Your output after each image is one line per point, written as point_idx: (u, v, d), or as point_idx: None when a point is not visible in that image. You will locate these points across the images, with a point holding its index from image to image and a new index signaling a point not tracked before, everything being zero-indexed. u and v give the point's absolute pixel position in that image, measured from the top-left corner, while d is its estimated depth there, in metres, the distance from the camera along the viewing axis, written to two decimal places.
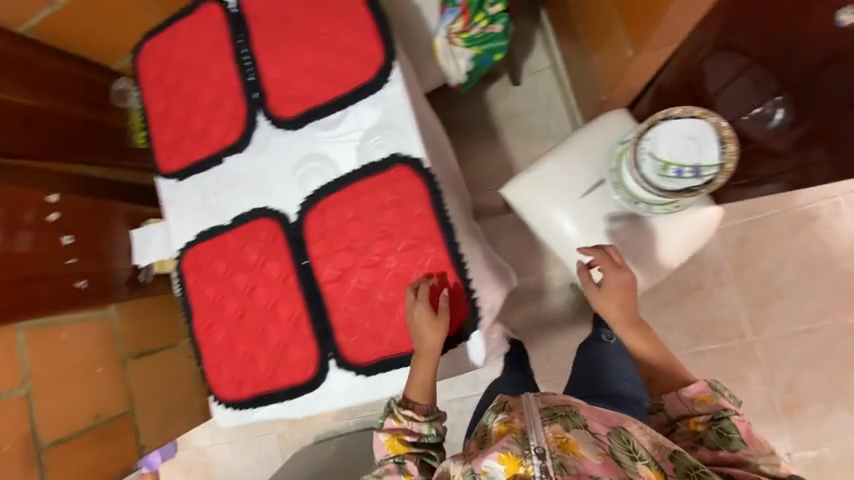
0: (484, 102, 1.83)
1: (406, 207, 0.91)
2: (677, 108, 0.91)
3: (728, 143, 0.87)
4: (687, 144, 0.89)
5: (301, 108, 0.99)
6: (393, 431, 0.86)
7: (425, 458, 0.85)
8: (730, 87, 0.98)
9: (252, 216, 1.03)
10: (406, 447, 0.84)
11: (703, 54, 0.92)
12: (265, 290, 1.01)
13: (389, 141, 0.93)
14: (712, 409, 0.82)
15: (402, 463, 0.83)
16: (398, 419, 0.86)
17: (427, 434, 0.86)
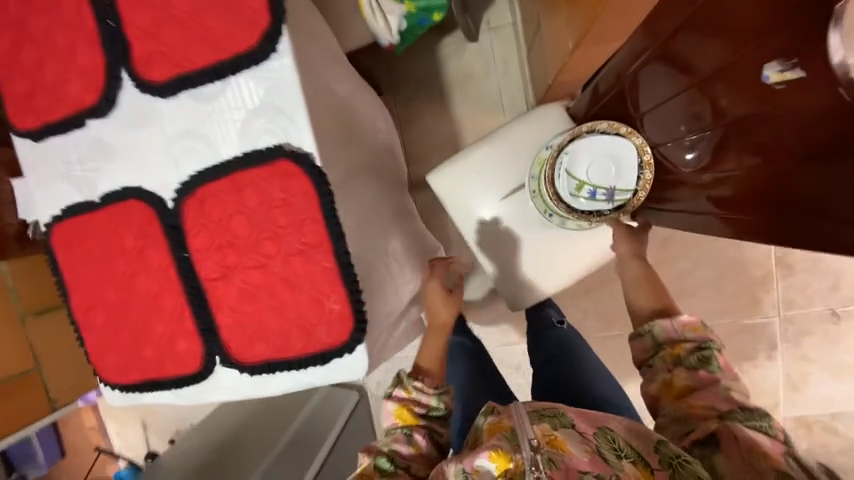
0: (435, 58, 1.62)
1: (294, 207, 0.81)
2: (602, 123, 0.87)
3: (645, 169, 0.85)
4: (604, 164, 0.87)
5: (168, 72, 0.82)
6: (403, 402, 0.90)
7: (432, 432, 0.88)
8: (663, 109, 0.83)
9: (125, 195, 0.90)
10: (415, 420, 0.88)
11: (636, 66, 0.83)
12: (145, 278, 0.93)
13: (276, 127, 0.79)
14: (700, 338, 0.80)
15: (410, 434, 0.85)
16: (408, 389, 0.91)
17: (434, 407, 0.90)
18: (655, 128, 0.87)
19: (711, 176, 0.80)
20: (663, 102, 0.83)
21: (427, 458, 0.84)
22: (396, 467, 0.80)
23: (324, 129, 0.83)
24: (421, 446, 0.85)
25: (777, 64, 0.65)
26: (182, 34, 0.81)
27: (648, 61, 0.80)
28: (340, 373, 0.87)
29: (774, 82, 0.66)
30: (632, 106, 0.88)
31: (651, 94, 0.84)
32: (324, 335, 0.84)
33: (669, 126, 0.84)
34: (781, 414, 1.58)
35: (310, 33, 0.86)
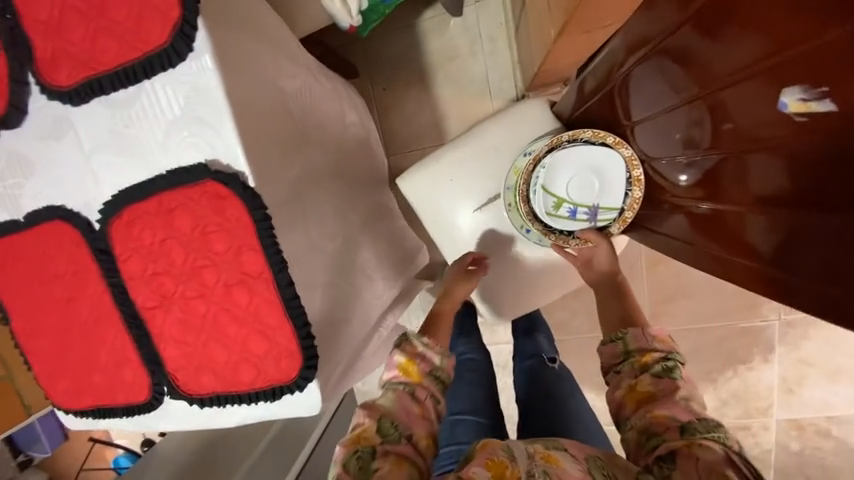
0: (414, 34, 1.42)
1: (228, 233, 0.71)
2: (585, 131, 0.81)
3: (633, 186, 0.80)
4: (587, 180, 0.83)
5: (75, 74, 0.69)
6: (410, 355, 0.81)
7: (432, 396, 0.80)
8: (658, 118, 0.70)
9: (49, 214, 0.81)
10: (419, 378, 0.80)
11: (630, 63, 0.70)
12: (83, 303, 0.85)
13: (200, 140, 0.68)
14: (668, 348, 0.76)
15: (414, 392, 0.78)
16: (414, 345, 0.82)
17: (441, 367, 0.83)
18: (650, 139, 0.75)
19: (708, 206, 0.68)
20: (661, 111, 0.69)
21: (429, 426, 0.77)
22: (398, 434, 0.72)
23: (260, 141, 0.72)
24: (427, 409, 0.78)
25: (800, 90, 0.48)
26: (84, 27, 0.67)
27: (647, 58, 0.67)
28: (293, 409, 0.79)
29: (794, 113, 0.50)
30: (622, 112, 0.78)
31: (648, 99, 0.71)
32: (271, 369, 0.77)
33: (667, 139, 0.71)
34: (773, 416, 1.54)
35: (243, 23, 0.73)
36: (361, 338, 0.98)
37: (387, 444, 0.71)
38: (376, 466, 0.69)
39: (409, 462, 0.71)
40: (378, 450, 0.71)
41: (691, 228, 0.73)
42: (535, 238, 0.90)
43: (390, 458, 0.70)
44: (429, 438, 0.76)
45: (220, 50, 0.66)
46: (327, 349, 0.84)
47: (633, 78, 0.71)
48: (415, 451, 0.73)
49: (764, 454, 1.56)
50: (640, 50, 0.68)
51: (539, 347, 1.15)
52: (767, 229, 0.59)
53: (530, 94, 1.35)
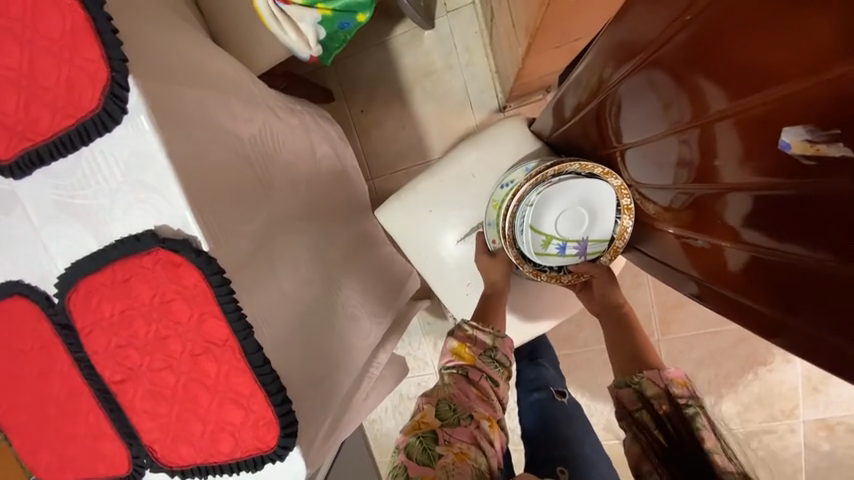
0: (387, 52, 1.37)
1: (188, 300, 0.66)
2: (569, 163, 0.74)
3: (623, 215, 0.76)
4: (576, 215, 0.77)
5: (13, 145, 0.64)
6: (461, 340, 0.82)
7: (488, 377, 0.79)
8: (647, 144, 0.64)
9: (9, 290, 0.77)
10: (473, 360, 0.80)
11: (617, 78, 0.62)
12: (52, 378, 0.81)
13: (148, 206, 0.64)
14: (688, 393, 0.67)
15: (468, 375, 0.78)
16: (464, 329, 0.82)
17: (490, 346, 0.81)
18: (640, 166, 0.69)
19: (705, 240, 0.63)
20: (649, 136, 0.63)
21: (489, 407, 0.76)
22: (459, 416, 0.72)
23: (214, 202, 0.67)
24: (485, 391, 0.78)
25: (805, 130, 0.43)
26: (14, 96, 0.63)
27: (633, 75, 0.59)
28: (276, 476, 0.75)
29: (799, 155, 0.44)
30: (612, 134, 0.70)
31: (634, 122, 0.64)
32: (246, 439, 0.72)
33: (659, 165, 0.65)
34: (800, 417, 1.45)
35: (184, 75, 0.69)
36: (348, 384, 0.93)
37: (448, 428, 0.70)
38: (441, 452, 0.67)
39: (475, 446, 0.69)
40: (440, 435, 0.69)
41: (685, 259, 0.68)
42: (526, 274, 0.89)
43: (454, 444, 0.68)
44: (491, 420, 0.74)
45: (157, 109, 0.61)
46: (307, 408, 0.78)
47: (618, 93, 0.63)
48: (479, 433, 0.71)
49: (795, 458, 1.47)
50: (630, 61, 0.59)
51: (545, 377, 1.09)
52: (769, 269, 0.54)
53: (512, 104, 1.28)
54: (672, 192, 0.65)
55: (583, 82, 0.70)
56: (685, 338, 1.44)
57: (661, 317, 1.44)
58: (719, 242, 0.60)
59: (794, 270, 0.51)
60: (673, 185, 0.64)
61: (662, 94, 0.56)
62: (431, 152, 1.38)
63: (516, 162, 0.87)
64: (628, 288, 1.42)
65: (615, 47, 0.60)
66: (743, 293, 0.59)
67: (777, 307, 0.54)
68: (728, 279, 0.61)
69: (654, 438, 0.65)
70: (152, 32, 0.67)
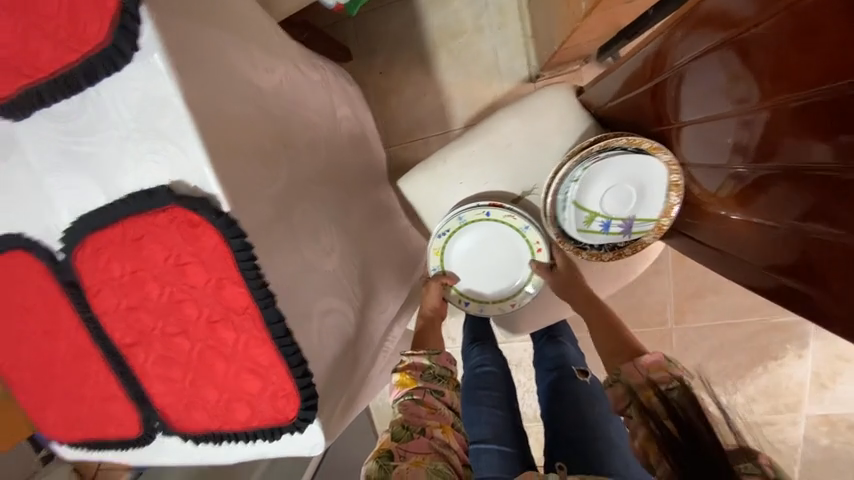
0: (413, 9, 1.26)
1: (205, 265, 0.62)
2: (616, 138, 0.69)
3: (670, 192, 0.72)
4: (623, 191, 0.74)
5: (11, 82, 0.58)
6: (402, 368, 0.78)
7: (433, 392, 0.76)
8: (707, 126, 0.60)
9: (9, 243, 0.72)
10: (415, 383, 0.75)
11: (704, 47, 0.54)
12: (59, 337, 0.77)
13: (162, 160, 0.58)
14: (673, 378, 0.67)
15: (413, 398, 0.74)
16: (402, 360, 0.79)
17: (433, 366, 0.79)
18: (695, 147, 0.65)
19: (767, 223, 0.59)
20: (728, 112, 0.55)
21: (444, 419, 0.73)
22: (411, 432, 0.69)
23: (234, 159, 0.61)
24: (433, 405, 0.74)
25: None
26: (8, 25, 0.55)
27: (709, 54, 0.54)
28: (292, 448, 0.73)
29: None
30: (669, 110, 0.65)
31: (707, 96, 0.57)
32: (263, 410, 0.69)
33: (716, 147, 0.61)
34: (803, 411, 1.47)
35: (201, 10, 0.61)
36: (365, 359, 0.90)
37: (403, 445, 0.67)
38: (396, 465, 0.65)
39: (431, 454, 0.67)
40: (396, 453, 0.66)
41: (748, 246, 0.64)
42: (476, 308, 0.90)
43: (410, 456, 0.66)
44: (444, 426, 0.72)
45: (172, 47, 0.54)
46: (329, 380, 0.76)
47: (707, 57, 0.54)
48: (435, 445, 0.69)
49: (792, 450, 1.50)
50: (730, 16, 0.50)
51: (565, 355, 1.01)
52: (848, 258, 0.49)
53: (545, 73, 1.20)
54: (724, 175, 0.63)
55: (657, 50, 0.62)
56: (696, 329, 1.45)
57: (678, 306, 1.43)
58: (789, 226, 0.56)
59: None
60: (726, 166, 0.62)
61: (759, 63, 0.49)
62: (455, 121, 1.31)
63: (537, 157, 0.81)
64: (648, 275, 1.42)
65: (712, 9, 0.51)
66: (818, 283, 0.54)
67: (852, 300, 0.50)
68: (797, 269, 0.57)
69: (663, 425, 0.63)
70: None
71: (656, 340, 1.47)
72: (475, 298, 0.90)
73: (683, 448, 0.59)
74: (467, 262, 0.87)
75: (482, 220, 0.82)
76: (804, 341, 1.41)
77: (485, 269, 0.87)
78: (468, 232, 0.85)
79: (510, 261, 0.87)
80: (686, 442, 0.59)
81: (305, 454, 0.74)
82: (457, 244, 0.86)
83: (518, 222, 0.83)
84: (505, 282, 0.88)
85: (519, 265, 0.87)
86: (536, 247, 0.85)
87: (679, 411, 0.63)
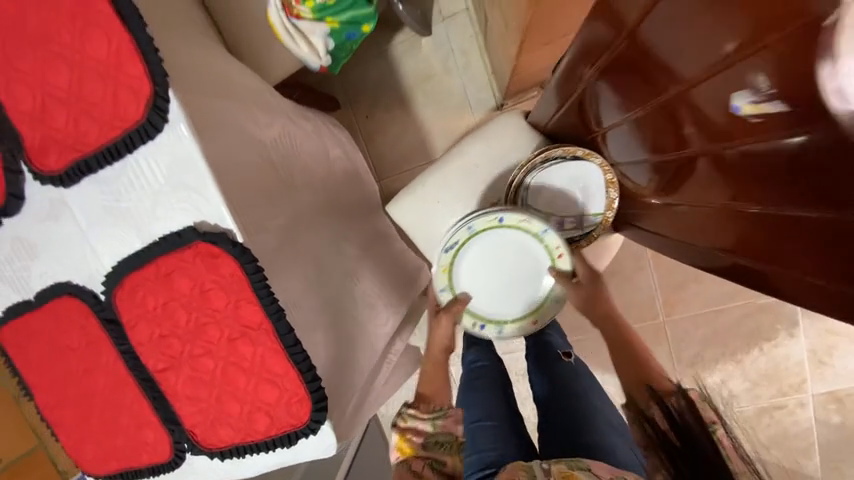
0: (388, 60, 1.45)
1: (225, 290, 0.73)
2: (554, 149, 0.83)
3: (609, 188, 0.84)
4: (569, 194, 0.88)
5: (64, 157, 0.72)
6: (402, 432, 0.82)
7: (433, 462, 0.78)
8: (624, 127, 0.73)
9: (57, 291, 0.84)
10: (414, 451, 0.79)
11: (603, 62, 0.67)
12: (98, 372, 0.87)
13: (187, 207, 0.72)
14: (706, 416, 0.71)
15: (411, 467, 0.77)
16: (404, 419, 0.83)
17: (433, 433, 0.81)
18: (617, 143, 0.78)
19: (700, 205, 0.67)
20: (634, 112, 0.68)
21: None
22: None
23: (244, 198, 0.74)
24: (431, 478, 0.77)
25: (751, 92, 0.49)
26: (64, 113, 0.70)
27: (607, 67, 0.67)
28: (310, 450, 0.81)
29: (747, 114, 0.50)
30: (592, 116, 0.78)
31: (617, 102, 0.70)
32: (281, 417, 0.78)
33: (634, 143, 0.73)
34: (808, 392, 1.49)
35: (211, 86, 0.76)
36: (368, 368, 0.99)
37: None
38: None
39: None
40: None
41: (678, 227, 0.75)
42: (489, 324, 0.93)
43: None
44: None
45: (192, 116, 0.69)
46: (334, 385, 0.85)
47: (611, 74, 0.67)
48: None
49: (806, 433, 1.51)
50: (612, 38, 0.62)
51: (550, 342, 1.16)
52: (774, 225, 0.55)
53: (509, 101, 1.36)
54: (651, 165, 0.72)
55: (567, 73, 0.76)
56: (687, 319, 1.51)
57: (665, 298, 1.50)
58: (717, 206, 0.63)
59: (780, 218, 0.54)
60: (649, 157, 0.72)
61: (650, 76, 0.61)
62: (435, 151, 1.46)
63: (502, 173, 0.94)
64: (632, 271, 1.51)
65: (596, 37, 0.65)
66: (737, 251, 0.64)
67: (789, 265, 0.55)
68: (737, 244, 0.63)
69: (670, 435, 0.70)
70: (180, 50, 0.74)
71: (651, 334, 1.53)
72: (491, 314, 0.93)
73: (681, 451, 0.68)
74: (479, 277, 0.91)
75: (494, 226, 0.87)
76: (793, 321, 1.47)
77: (497, 282, 0.92)
78: (481, 242, 0.89)
79: (522, 270, 0.91)
80: (684, 446, 0.68)
81: (322, 456, 0.83)
82: (468, 256, 0.90)
83: (536, 227, 0.87)
84: (517, 293, 0.92)
85: (536, 275, 0.91)
86: (558, 252, 0.88)
87: (676, 416, 0.71)
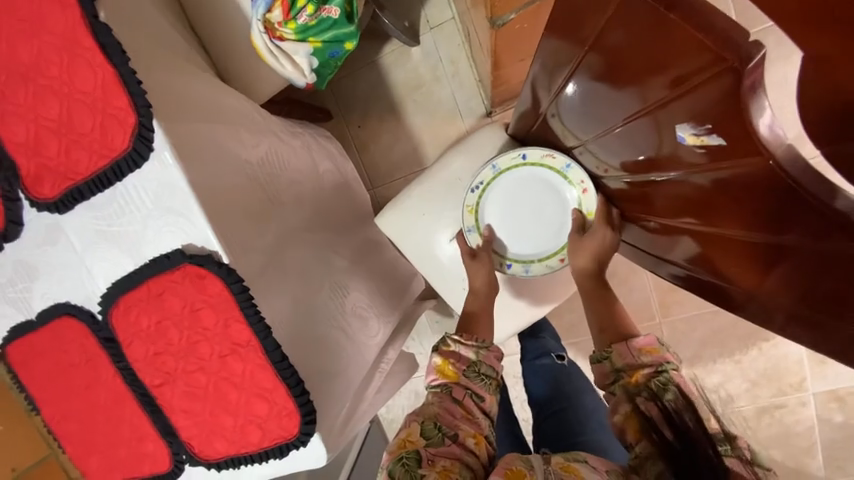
0: (378, 70, 1.46)
1: (214, 309, 0.76)
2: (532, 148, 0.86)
3: (577, 191, 0.86)
4: (545, 186, 0.88)
5: (57, 185, 0.75)
6: (445, 356, 0.80)
7: (472, 394, 0.77)
8: (597, 142, 0.74)
9: (58, 311, 0.87)
10: (457, 377, 0.78)
11: (562, 80, 0.67)
12: (98, 388, 0.90)
13: (176, 230, 0.74)
14: (657, 362, 0.73)
15: (453, 393, 0.76)
16: (447, 344, 0.82)
17: (476, 362, 0.81)
18: (592, 155, 0.79)
19: (689, 225, 0.67)
20: (602, 129, 0.69)
21: (477, 426, 0.74)
22: (443, 434, 0.69)
23: (230, 220, 0.77)
24: (470, 410, 0.75)
25: (690, 126, 0.55)
26: (56, 143, 0.73)
27: (564, 85, 0.67)
28: (302, 460, 0.85)
29: (692, 145, 0.57)
30: (564, 132, 0.80)
31: (584, 118, 0.70)
32: (271, 430, 0.80)
33: (610, 158, 0.74)
34: (809, 390, 1.44)
35: (196, 112, 0.79)
36: (360, 379, 1.01)
37: (432, 448, 0.67)
38: (423, 472, 0.64)
39: (459, 462, 0.67)
40: (424, 456, 0.66)
41: (655, 245, 0.79)
42: (518, 269, 0.92)
43: (437, 464, 0.66)
44: (477, 437, 0.72)
45: (178, 144, 0.72)
46: (324, 399, 0.87)
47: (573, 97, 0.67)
48: (463, 452, 0.69)
49: (808, 432, 1.45)
50: (569, 60, 0.63)
51: (546, 346, 1.17)
52: (784, 256, 0.56)
53: (497, 109, 1.37)
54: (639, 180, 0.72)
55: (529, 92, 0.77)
56: (686, 320, 1.47)
57: (661, 300, 1.47)
58: (710, 231, 0.64)
59: (769, 249, 0.57)
60: (636, 173, 0.71)
61: (607, 101, 0.63)
62: (426, 159, 1.47)
63: None
64: (626, 272, 1.47)
65: (552, 56, 0.65)
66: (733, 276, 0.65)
67: (798, 297, 0.57)
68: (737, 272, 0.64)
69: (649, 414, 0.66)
70: (166, 79, 0.77)
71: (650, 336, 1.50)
72: (518, 260, 0.93)
73: (679, 454, 0.59)
74: (502, 220, 0.92)
75: (517, 165, 0.87)
76: None
77: (521, 224, 0.91)
78: (504, 182, 0.90)
79: (545, 212, 0.90)
80: (683, 448, 0.59)
81: (314, 466, 0.86)
82: (492, 197, 0.91)
83: (559, 163, 0.85)
84: (541, 238, 0.91)
85: (560, 216, 0.89)
86: (581, 188, 0.86)
87: (675, 415, 0.64)
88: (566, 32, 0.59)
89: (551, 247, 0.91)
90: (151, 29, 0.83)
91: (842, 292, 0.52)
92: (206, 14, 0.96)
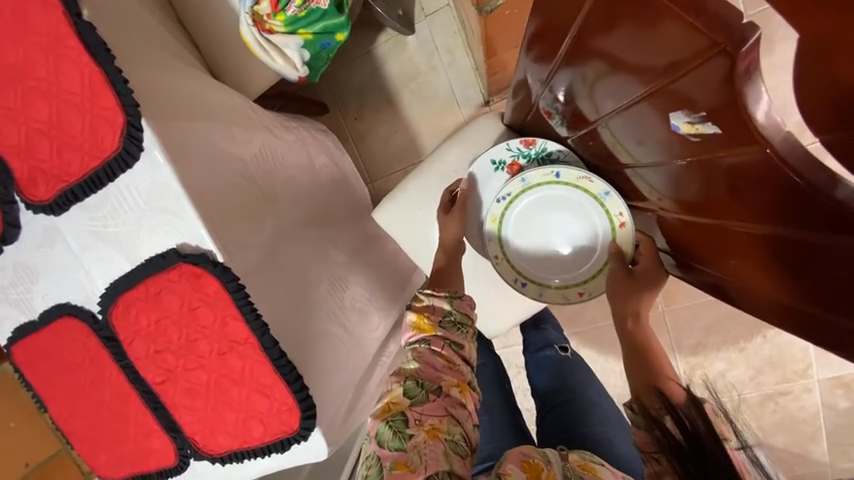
0: (373, 60, 1.44)
1: (211, 306, 0.77)
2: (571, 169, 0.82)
3: (609, 219, 0.83)
4: (577, 209, 0.85)
5: (51, 187, 0.75)
6: (420, 311, 0.78)
7: (452, 343, 0.75)
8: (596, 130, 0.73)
9: (59, 311, 0.88)
10: (433, 330, 0.76)
11: (555, 68, 0.65)
12: (102, 386, 0.91)
13: (170, 229, 0.74)
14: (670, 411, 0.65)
15: (431, 346, 0.74)
16: (420, 298, 0.79)
17: (452, 313, 0.78)
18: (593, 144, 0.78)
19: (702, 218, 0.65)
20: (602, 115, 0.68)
21: (459, 374, 0.73)
22: (426, 391, 0.68)
23: (224, 217, 0.77)
24: (451, 359, 0.74)
25: (685, 114, 0.55)
26: (48, 145, 0.73)
27: (557, 72, 0.66)
28: (304, 454, 0.86)
29: (687, 133, 0.57)
30: (562, 121, 0.79)
31: (584, 105, 0.69)
32: (271, 425, 0.81)
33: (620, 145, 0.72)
34: (814, 377, 1.42)
35: (186, 110, 0.78)
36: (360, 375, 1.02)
37: (418, 407, 0.67)
38: (412, 432, 0.65)
39: (447, 417, 0.67)
40: (410, 416, 0.66)
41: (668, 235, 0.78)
42: (533, 290, 0.89)
43: (426, 423, 0.66)
44: (461, 384, 0.71)
45: (168, 143, 0.71)
46: (324, 395, 0.87)
47: (569, 82, 0.66)
48: (450, 404, 0.68)
49: (813, 418, 1.44)
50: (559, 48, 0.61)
51: (549, 338, 1.16)
52: (789, 248, 0.55)
53: (495, 97, 1.34)
54: (651, 169, 0.69)
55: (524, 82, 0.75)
56: (690, 307, 1.46)
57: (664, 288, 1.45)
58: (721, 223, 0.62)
59: (774, 244, 0.57)
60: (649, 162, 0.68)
61: (604, 89, 0.62)
62: (424, 150, 1.45)
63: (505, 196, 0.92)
64: None
65: (541, 44, 0.62)
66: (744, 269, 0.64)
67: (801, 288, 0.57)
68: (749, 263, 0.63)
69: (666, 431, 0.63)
70: (153, 77, 0.76)
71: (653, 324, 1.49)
72: (534, 279, 0.89)
73: (688, 454, 0.59)
74: (522, 236, 0.88)
75: (551, 182, 0.84)
76: None
77: (542, 244, 0.88)
78: (534, 199, 0.86)
79: (572, 235, 0.87)
80: (691, 450, 0.59)
81: (317, 458, 0.87)
82: (517, 210, 0.87)
83: (596, 188, 0.82)
84: (562, 261, 0.88)
85: (589, 243, 0.86)
86: (618, 221, 0.83)
87: (686, 422, 0.62)
88: (557, 18, 0.57)
89: (575, 273, 0.87)
90: (137, 26, 0.82)
91: (842, 283, 0.52)
92: (194, 9, 0.95)
